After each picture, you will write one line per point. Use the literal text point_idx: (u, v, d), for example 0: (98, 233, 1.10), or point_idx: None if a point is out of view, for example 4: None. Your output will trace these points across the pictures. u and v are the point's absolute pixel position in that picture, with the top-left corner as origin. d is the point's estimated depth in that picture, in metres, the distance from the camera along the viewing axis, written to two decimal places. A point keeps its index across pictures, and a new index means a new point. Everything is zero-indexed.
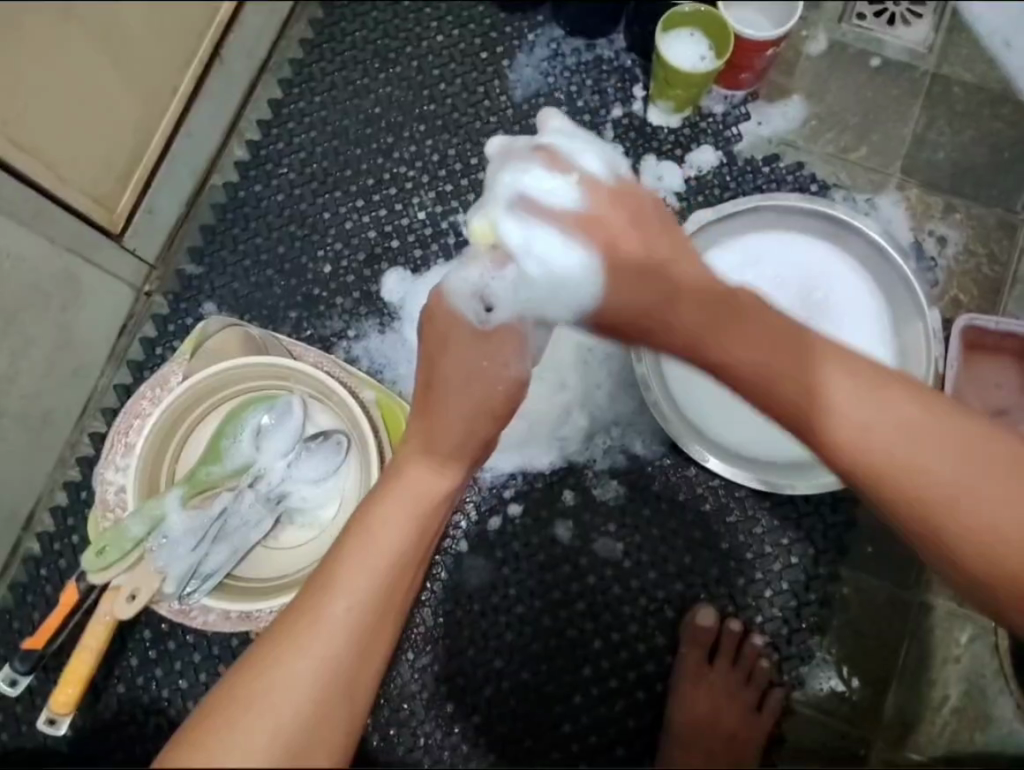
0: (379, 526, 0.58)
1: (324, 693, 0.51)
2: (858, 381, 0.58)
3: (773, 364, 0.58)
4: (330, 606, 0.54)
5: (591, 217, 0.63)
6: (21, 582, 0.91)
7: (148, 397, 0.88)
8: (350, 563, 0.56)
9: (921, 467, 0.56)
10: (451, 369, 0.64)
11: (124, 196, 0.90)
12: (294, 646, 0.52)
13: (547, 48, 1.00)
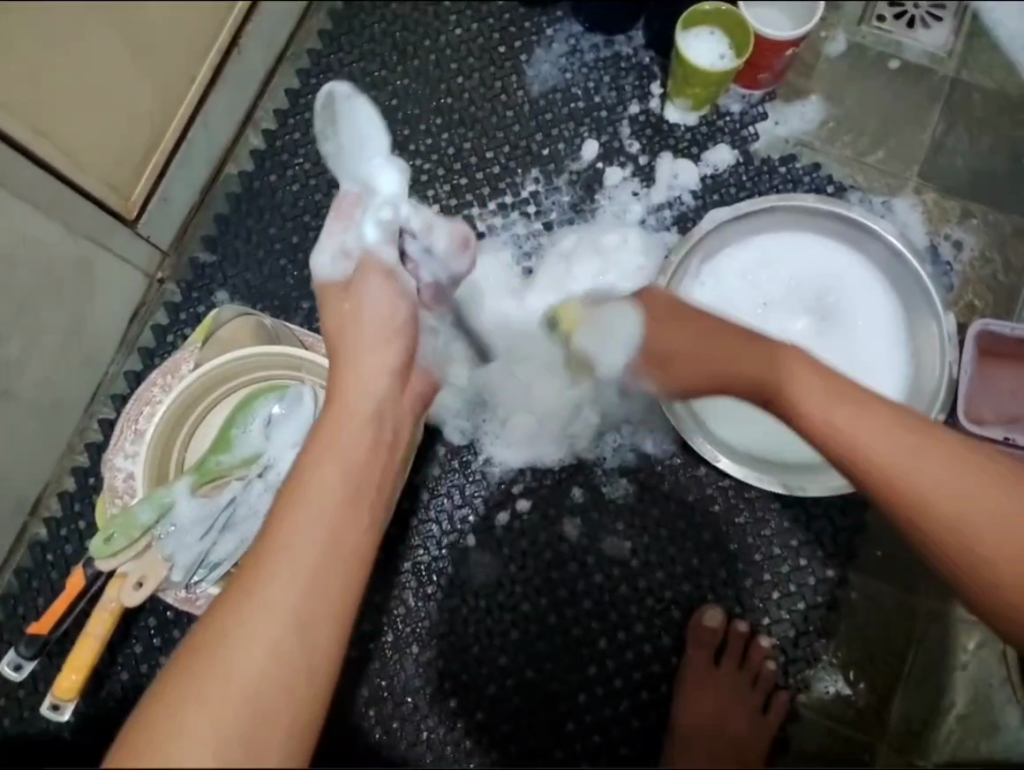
0: (315, 488, 0.54)
1: (273, 658, 0.47)
2: (894, 420, 0.60)
3: (809, 390, 0.63)
4: (273, 564, 0.50)
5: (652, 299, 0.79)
6: (27, 567, 0.91)
7: (158, 386, 0.88)
8: (286, 525, 0.52)
9: (957, 503, 0.57)
10: (360, 306, 0.64)
11: (138, 184, 0.90)
12: (241, 611, 0.49)
13: (566, 44, 1.00)
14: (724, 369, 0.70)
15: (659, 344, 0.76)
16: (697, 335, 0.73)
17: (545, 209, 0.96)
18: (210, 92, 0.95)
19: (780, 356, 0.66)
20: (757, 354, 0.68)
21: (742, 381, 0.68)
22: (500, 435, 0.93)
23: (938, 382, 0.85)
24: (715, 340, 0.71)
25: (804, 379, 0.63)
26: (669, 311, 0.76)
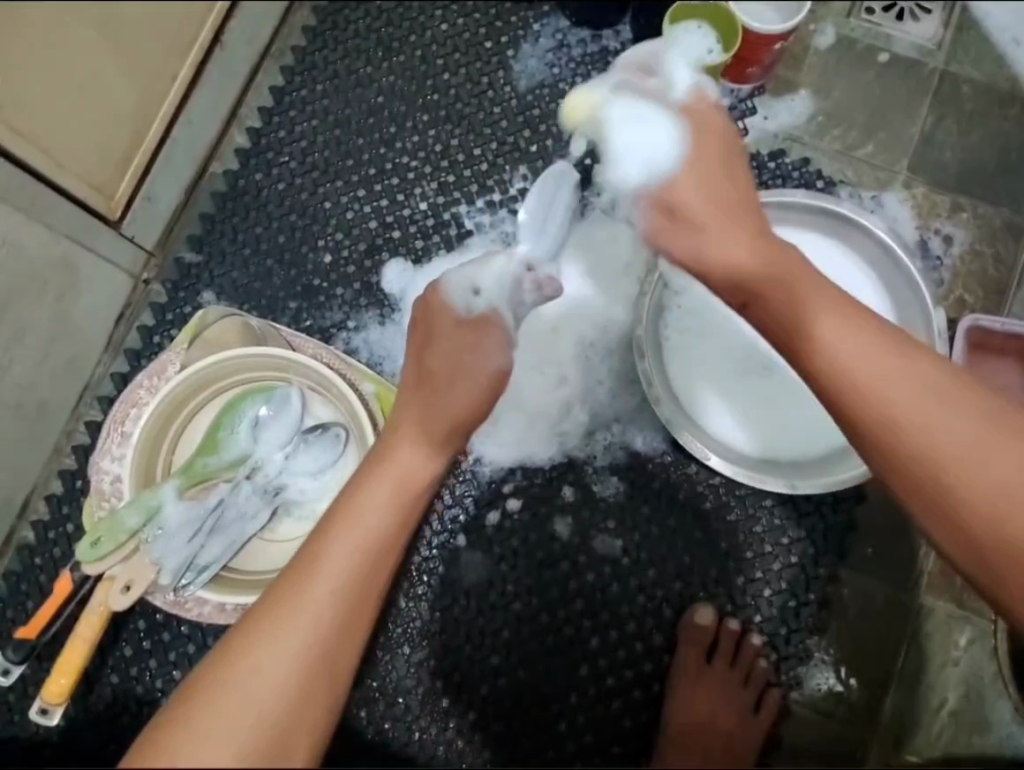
0: (365, 503, 0.58)
1: (306, 671, 0.51)
2: (877, 341, 0.58)
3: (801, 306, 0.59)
4: (316, 579, 0.54)
5: (688, 107, 0.70)
6: (14, 571, 0.90)
7: (145, 387, 0.87)
8: (333, 535, 0.56)
9: (931, 426, 0.55)
10: (438, 355, 0.63)
11: (122, 183, 0.89)
12: (281, 620, 0.53)
13: (553, 39, 0.99)
14: (729, 254, 0.63)
15: (671, 191, 0.66)
16: (723, 236, 0.63)
17: None
18: (193, 89, 0.94)
19: (778, 262, 0.62)
20: (761, 248, 0.63)
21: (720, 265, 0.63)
22: (491, 435, 0.93)
23: None
24: (730, 215, 0.64)
25: (795, 293, 0.60)
26: (700, 137, 0.67)
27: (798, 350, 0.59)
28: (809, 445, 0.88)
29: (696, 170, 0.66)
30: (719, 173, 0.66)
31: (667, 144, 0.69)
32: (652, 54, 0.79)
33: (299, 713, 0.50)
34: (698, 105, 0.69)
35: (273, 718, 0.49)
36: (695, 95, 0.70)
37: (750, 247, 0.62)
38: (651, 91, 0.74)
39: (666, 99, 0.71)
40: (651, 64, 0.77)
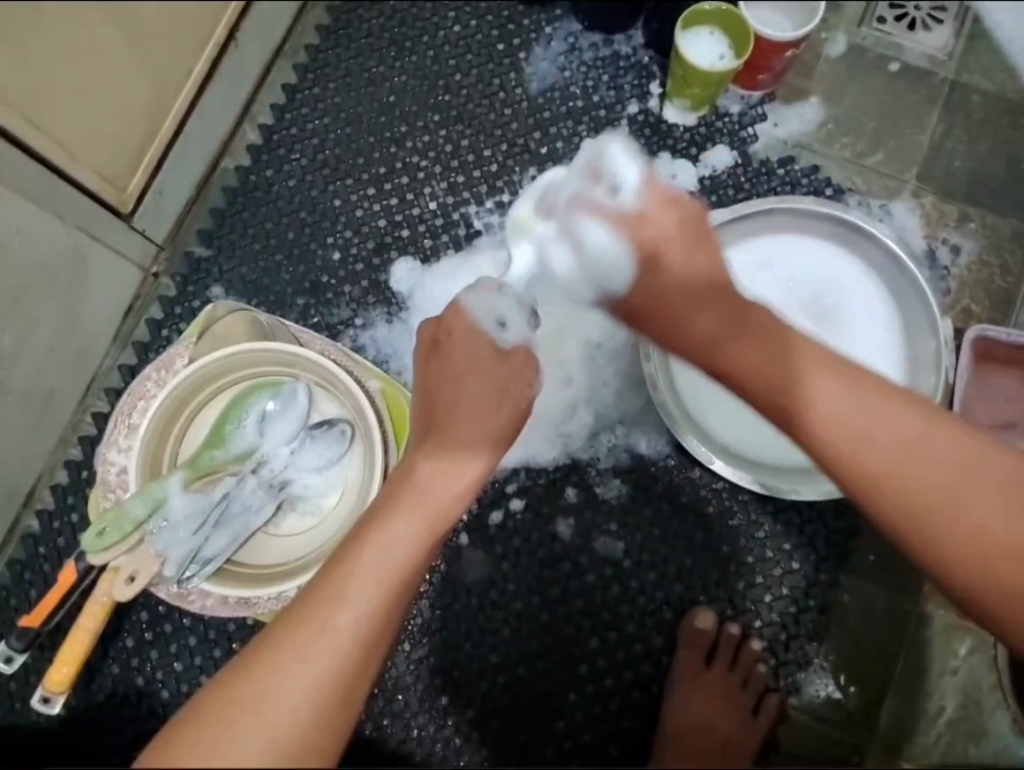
0: (388, 533, 0.57)
1: (323, 693, 0.49)
2: (849, 390, 0.58)
3: (771, 367, 0.59)
4: (340, 605, 0.53)
5: (642, 221, 0.62)
6: (19, 560, 0.90)
7: (153, 380, 0.87)
8: (356, 565, 0.55)
9: (915, 477, 0.56)
10: (475, 383, 0.64)
11: (136, 176, 0.89)
12: (301, 647, 0.51)
13: (565, 42, 0.99)
14: (706, 328, 0.61)
15: (632, 296, 0.63)
16: (681, 305, 0.61)
17: None
18: (206, 87, 0.94)
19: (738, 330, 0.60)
20: (731, 317, 0.61)
21: (695, 329, 0.61)
22: None
23: (934, 389, 0.84)
24: (697, 290, 0.61)
25: (764, 357, 0.59)
26: (652, 252, 0.61)
27: (782, 412, 0.59)
28: None
29: (659, 266, 0.61)
30: (679, 270, 0.61)
31: (609, 266, 0.62)
32: (599, 146, 0.64)
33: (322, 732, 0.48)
34: (657, 213, 0.62)
35: (297, 729, 0.47)
36: (649, 200, 0.62)
37: (710, 321, 0.60)
38: (600, 200, 0.63)
39: (609, 209, 0.62)
40: (598, 160, 0.64)
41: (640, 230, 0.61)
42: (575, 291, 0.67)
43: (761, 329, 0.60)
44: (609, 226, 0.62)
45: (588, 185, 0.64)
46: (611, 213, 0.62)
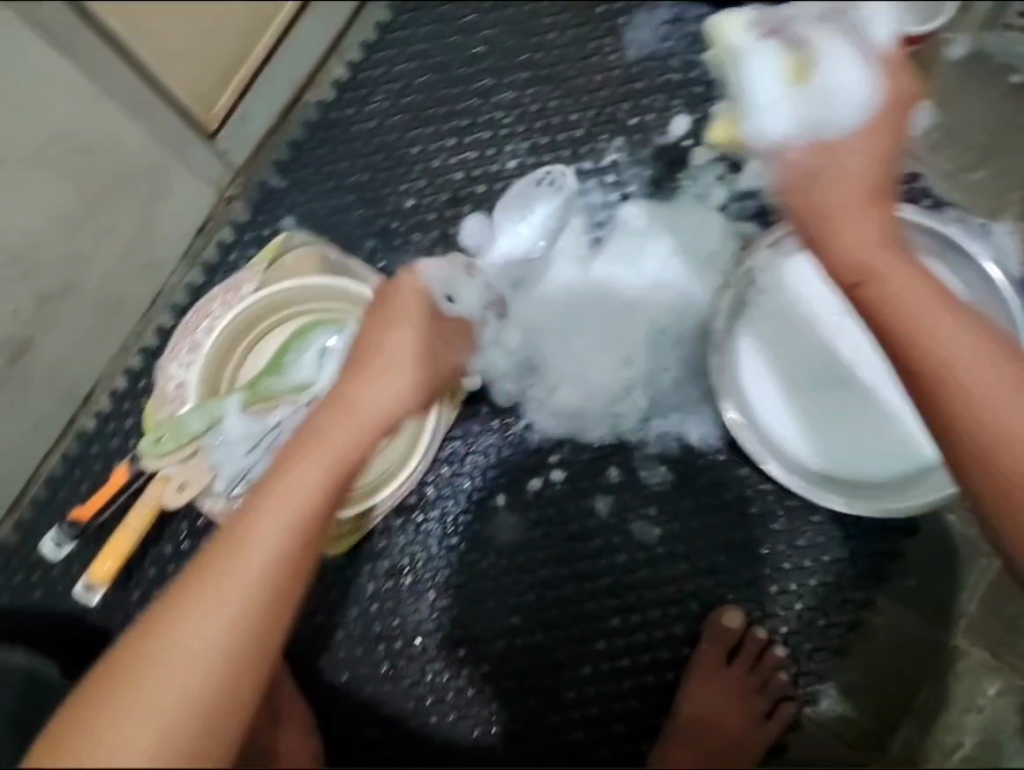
0: (284, 485, 0.55)
1: (226, 652, 0.47)
2: (958, 326, 0.61)
3: (892, 282, 0.62)
4: (235, 559, 0.50)
5: (895, 95, 0.67)
6: (72, 455, 0.92)
7: (219, 300, 0.87)
8: (253, 517, 0.53)
9: (996, 413, 0.58)
10: (397, 341, 0.65)
11: (222, 98, 0.92)
12: (195, 610, 0.48)
13: (670, 12, 0.96)
14: (851, 234, 0.63)
15: (816, 155, 0.65)
16: (849, 214, 0.63)
17: (623, 180, 0.94)
18: (300, 18, 0.96)
19: (894, 256, 0.63)
20: (875, 225, 0.63)
21: (840, 227, 0.63)
22: (546, 403, 0.92)
23: None
24: (860, 189, 0.64)
25: (906, 281, 0.62)
26: (872, 127, 0.66)
27: (890, 332, 0.62)
28: (872, 468, 0.85)
29: (849, 147, 0.65)
30: (867, 154, 0.65)
31: (851, 99, 0.66)
32: (866, 19, 0.72)
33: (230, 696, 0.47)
34: (884, 89, 0.67)
35: (204, 697, 0.46)
36: (892, 60, 0.68)
37: (846, 219, 0.63)
38: (846, 37, 0.70)
39: (865, 48, 0.68)
40: (851, 15, 0.73)
41: (882, 77, 0.67)
42: (762, 130, 0.71)
43: (898, 253, 0.63)
44: (855, 51, 0.68)
45: (840, 13, 0.73)
46: (864, 48, 0.69)
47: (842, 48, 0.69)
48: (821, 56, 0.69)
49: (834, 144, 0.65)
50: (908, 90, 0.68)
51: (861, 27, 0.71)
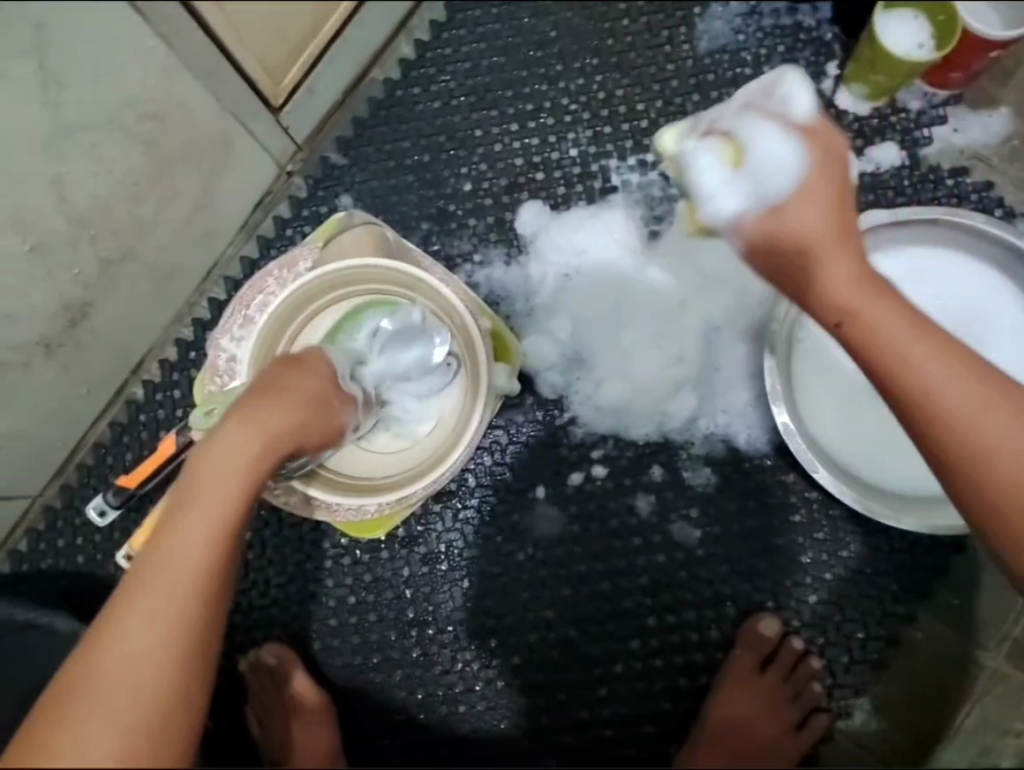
0: (175, 514, 0.51)
1: (154, 691, 0.46)
2: (960, 365, 0.55)
3: (897, 330, 0.54)
4: (142, 600, 0.48)
5: (819, 152, 0.56)
6: (120, 423, 0.93)
7: (274, 277, 0.88)
8: (150, 554, 0.50)
9: (1012, 463, 0.55)
10: (301, 383, 0.64)
11: (291, 72, 0.88)
12: (106, 665, 0.45)
13: (745, 4, 0.94)
14: (834, 275, 0.55)
15: (781, 224, 0.55)
16: (845, 281, 0.55)
17: None
18: None
19: (904, 312, 0.55)
20: (861, 264, 0.55)
21: (816, 270, 0.55)
22: (591, 398, 0.90)
23: None
24: (833, 235, 0.55)
25: (905, 325, 0.55)
26: (826, 189, 0.55)
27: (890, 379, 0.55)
28: (920, 480, 0.84)
29: (789, 210, 0.55)
30: (815, 215, 0.55)
31: (788, 175, 0.55)
32: (774, 76, 0.59)
33: (169, 708, 0.45)
34: (827, 143, 0.57)
35: (150, 733, 0.44)
36: (820, 123, 0.57)
37: (833, 266, 0.55)
38: (770, 110, 0.58)
39: (788, 119, 0.57)
40: (771, 85, 0.59)
41: (829, 158, 0.56)
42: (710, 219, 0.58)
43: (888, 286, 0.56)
44: (779, 126, 0.56)
45: (760, 90, 0.59)
46: (788, 122, 0.57)
47: (778, 116, 0.57)
48: (743, 118, 0.57)
49: (781, 205, 0.55)
50: (840, 145, 0.57)
51: (772, 89, 0.59)
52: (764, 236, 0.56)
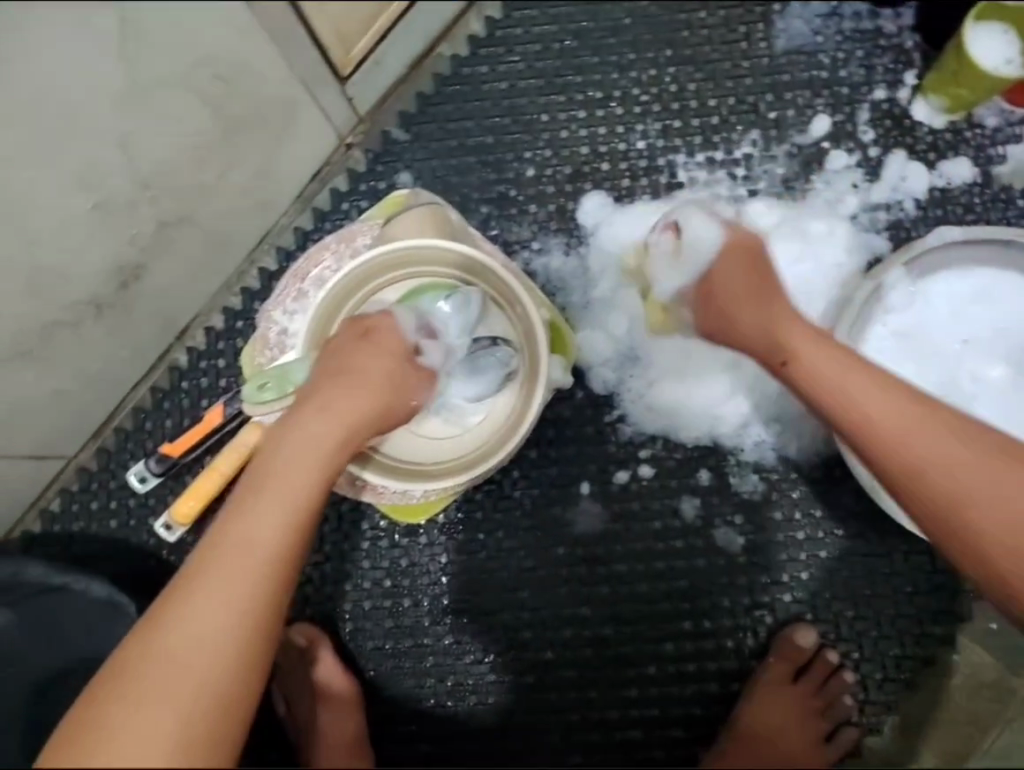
0: (284, 458, 0.59)
1: (231, 635, 0.51)
2: (900, 401, 0.65)
3: (834, 371, 0.67)
4: (232, 551, 0.53)
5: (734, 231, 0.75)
6: (161, 389, 0.91)
7: (331, 252, 0.86)
8: (246, 505, 0.56)
9: (956, 485, 0.63)
10: (372, 364, 0.67)
11: (362, 40, 0.88)
12: (201, 600, 0.51)
13: (826, 5, 0.92)
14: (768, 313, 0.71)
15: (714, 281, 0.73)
16: (786, 332, 0.69)
17: (754, 176, 0.90)
18: None
19: (850, 363, 0.67)
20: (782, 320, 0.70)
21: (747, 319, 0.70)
22: (644, 396, 0.90)
23: None
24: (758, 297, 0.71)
25: (836, 368, 0.67)
26: (744, 262, 0.73)
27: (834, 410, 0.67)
28: None
29: (720, 269, 0.73)
30: (734, 270, 0.72)
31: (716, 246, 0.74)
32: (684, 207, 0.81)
33: (228, 687, 0.49)
34: (741, 233, 0.74)
35: (216, 680, 0.49)
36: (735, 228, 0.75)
37: (760, 315, 0.70)
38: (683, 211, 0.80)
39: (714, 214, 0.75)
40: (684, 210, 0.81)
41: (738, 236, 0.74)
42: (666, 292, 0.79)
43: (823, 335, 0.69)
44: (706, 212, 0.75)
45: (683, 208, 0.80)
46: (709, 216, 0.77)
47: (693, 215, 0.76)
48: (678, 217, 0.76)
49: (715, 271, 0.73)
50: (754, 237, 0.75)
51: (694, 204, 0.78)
52: (703, 299, 0.74)
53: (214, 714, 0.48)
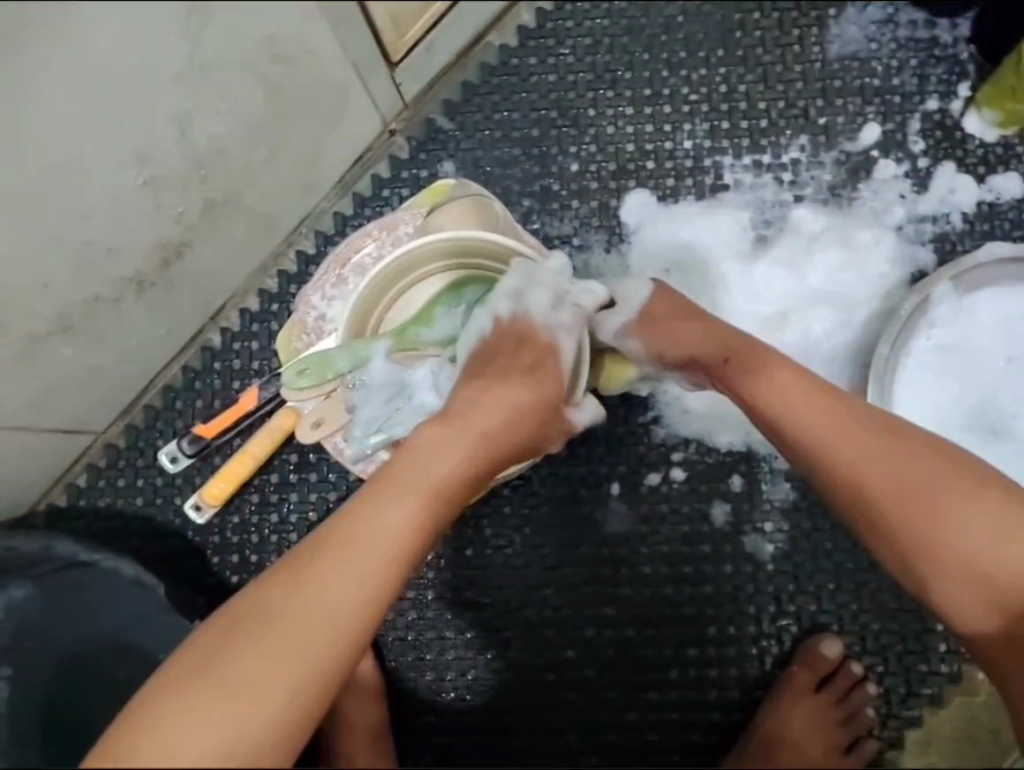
0: (406, 480, 0.62)
1: (312, 642, 0.53)
2: (869, 435, 0.66)
3: (796, 405, 0.68)
4: (325, 563, 0.56)
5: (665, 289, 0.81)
6: (192, 368, 0.90)
7: (372, 238, 0.86)
8: (356, 516, 0.59)
9: (911, 513, 0.64)
10: (524, 388, 0.71)
11: (414, 27, 0.89)
12: (285, 607, 0.54)
13: (881, 11, 0.91)
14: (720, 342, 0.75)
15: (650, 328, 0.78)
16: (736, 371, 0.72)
17: (801, 181, 0.89)
18: None
19: (809, 392, 0.69)
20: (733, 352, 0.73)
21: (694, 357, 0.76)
22: (679, 399, 0.89)
23: None
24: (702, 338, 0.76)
25: (784, 386, 0.69)
26: (674, 309, 0.79)
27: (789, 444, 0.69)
28: None
29: (654, 318, 0.78)
30: (670, 318, 0.78)
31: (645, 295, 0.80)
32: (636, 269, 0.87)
33: (300, 688, 0.52)
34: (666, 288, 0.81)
35: (290, 682, 0.51)
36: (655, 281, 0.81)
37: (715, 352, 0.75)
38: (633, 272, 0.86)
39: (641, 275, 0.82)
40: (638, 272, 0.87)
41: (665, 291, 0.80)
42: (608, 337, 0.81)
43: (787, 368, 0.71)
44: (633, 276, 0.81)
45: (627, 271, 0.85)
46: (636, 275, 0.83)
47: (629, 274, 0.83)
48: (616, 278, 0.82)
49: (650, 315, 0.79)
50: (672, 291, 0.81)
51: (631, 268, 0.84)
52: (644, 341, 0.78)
53: (278, 712, 0.50)
